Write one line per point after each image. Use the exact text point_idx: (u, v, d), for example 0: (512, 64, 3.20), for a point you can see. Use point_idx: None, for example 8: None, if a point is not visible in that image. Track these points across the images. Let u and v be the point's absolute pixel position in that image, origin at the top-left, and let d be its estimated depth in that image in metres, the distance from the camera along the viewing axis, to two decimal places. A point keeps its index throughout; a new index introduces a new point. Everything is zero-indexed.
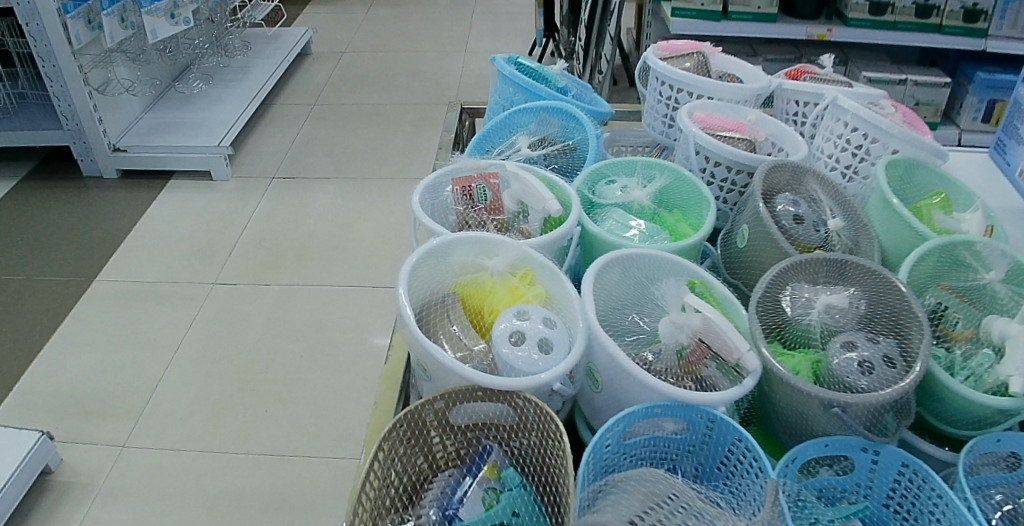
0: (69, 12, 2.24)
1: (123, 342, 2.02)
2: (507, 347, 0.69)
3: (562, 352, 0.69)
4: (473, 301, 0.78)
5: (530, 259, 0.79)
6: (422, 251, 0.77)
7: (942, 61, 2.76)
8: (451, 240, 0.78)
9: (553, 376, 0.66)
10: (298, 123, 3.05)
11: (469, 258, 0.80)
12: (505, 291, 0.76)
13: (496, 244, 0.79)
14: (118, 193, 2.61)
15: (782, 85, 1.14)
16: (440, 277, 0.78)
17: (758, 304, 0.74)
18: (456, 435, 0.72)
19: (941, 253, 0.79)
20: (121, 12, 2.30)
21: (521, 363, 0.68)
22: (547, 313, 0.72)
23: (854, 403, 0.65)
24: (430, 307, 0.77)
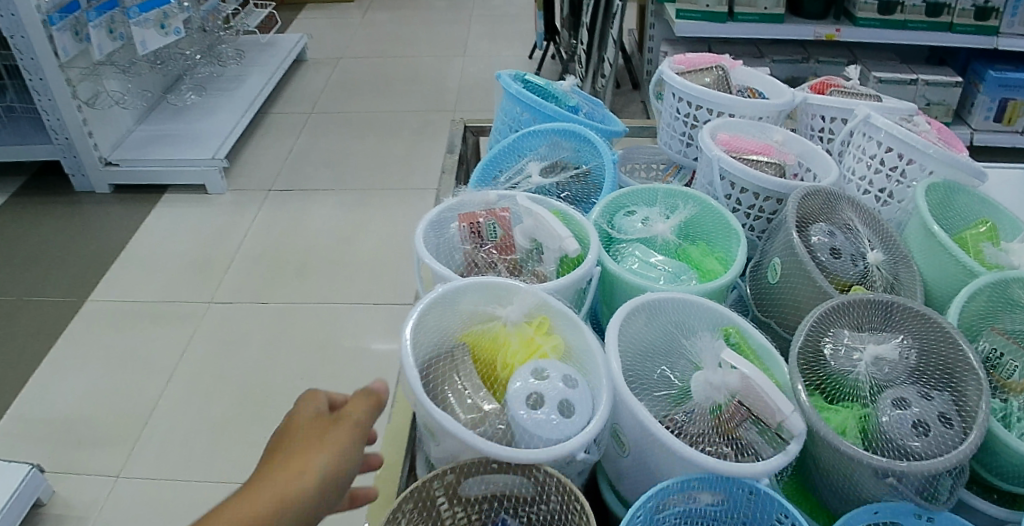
0: (54, 24, 2.14)
1: (117, 365, 1.95)
2: (524, 409, 0.61)
3: (585, 417, 0.61)
4: (484, 354, 0.70)
5: (547, 306, 0.71)
6: (430, 298, 0.69)
7: (952, 60, 2.68)
8: (461, 286, 0.71)
9: (578, 444, 0.58)
10: (294, 132, 2.98)
11: (480, 307, 0.72)
12: (520, 344, 0.69)
13: (510, 291, 0.72)
14: (111, 208, 2.54)
15: (807, 99, 1.06)
16: (449, 328, 0.71)
17: (799, 354, 0.67)
18: (470, 505, 0.66)
19: (993, 291, 0.72)
20: (108, 23, 2.23)
21: (542, 431, 0.60)
22: (568, 370, 0.64)
23: (910, 472, 0.57)
24: (437, 360, 0.69)
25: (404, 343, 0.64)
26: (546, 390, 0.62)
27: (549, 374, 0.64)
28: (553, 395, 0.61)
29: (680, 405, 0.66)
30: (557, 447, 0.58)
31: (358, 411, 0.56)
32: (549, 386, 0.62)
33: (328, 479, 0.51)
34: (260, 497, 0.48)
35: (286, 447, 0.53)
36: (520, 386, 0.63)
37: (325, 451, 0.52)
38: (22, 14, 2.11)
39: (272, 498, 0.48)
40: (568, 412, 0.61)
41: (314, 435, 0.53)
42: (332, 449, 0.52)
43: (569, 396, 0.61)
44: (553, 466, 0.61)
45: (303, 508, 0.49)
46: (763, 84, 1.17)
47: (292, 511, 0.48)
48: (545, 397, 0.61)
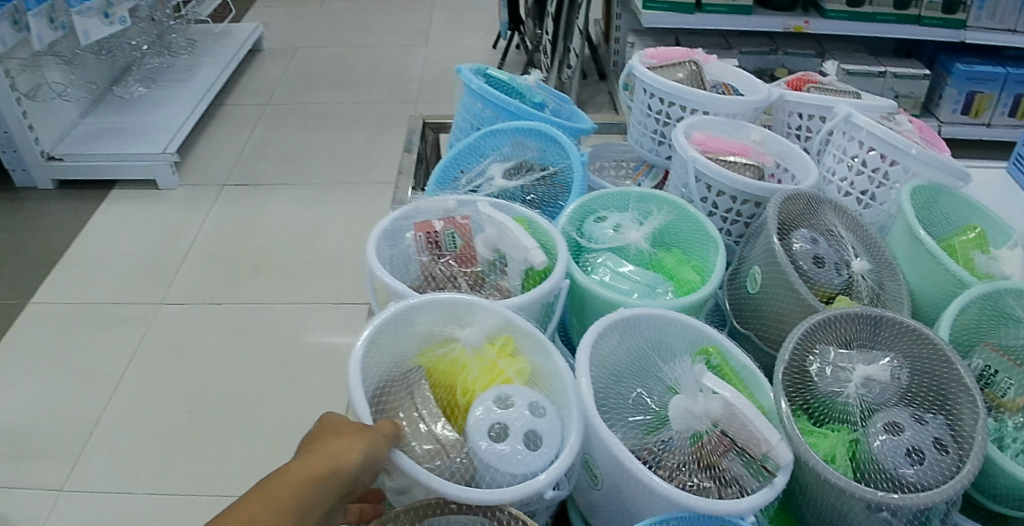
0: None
1: (59, 372, 1.84)
2: (485, 441, 0.53)
3: (553, 449, 0.54)
4: (443, 379, 0.63)
5: (512, 326, 0.64)
6: (380, 319, 0.62)
7: (919, 53, 2.68)
8: (416, 305, 0.64)
9: (548, 481, 0.51)
10: (250, 124, 2.86)
11: (437, 327, 0.65)
12: (482, 368, 0.62)
13: (471, 308, 0.65)
14: (54, 205, 2.40)
15: (783, 95, 1.02)
16: (402, 351, 0.63)
17: (785, 375, 0.62)
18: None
19: (984, 303, 0.68)
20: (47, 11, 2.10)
21: (507, 464, 0.52)
22: (535, 396, 0.58)
23: (905, 506, 0.53)
24: (389, 386, 0.61)
25: (350, 371, 0.57)
26: (511, 420, 0.55)
27: (514, 401, 0.57)
28: (518, 424, 0.55)
29: (655, 433, 0.61)
30: (523, 485, 0.51)
31: (389, 425, 0.53)
32: (514, 414, 0.55)
33: (366, 468, 0.50)
34: (308, 467, 0.48)
35: (331, 434, 0.52)
36: (481, 416, 0.55)
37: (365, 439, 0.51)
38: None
39: (317, 469, 0.48)
40: (536, 444, 0.54)
41: (355, 428, 0.52)
42: (370, 438, 0.51)
43: (536, 426, 0.55)
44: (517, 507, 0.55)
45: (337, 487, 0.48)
46: (736, 80, 1.12)
47: (335, 486, 0.48)
48: (510, 427, 0.54)
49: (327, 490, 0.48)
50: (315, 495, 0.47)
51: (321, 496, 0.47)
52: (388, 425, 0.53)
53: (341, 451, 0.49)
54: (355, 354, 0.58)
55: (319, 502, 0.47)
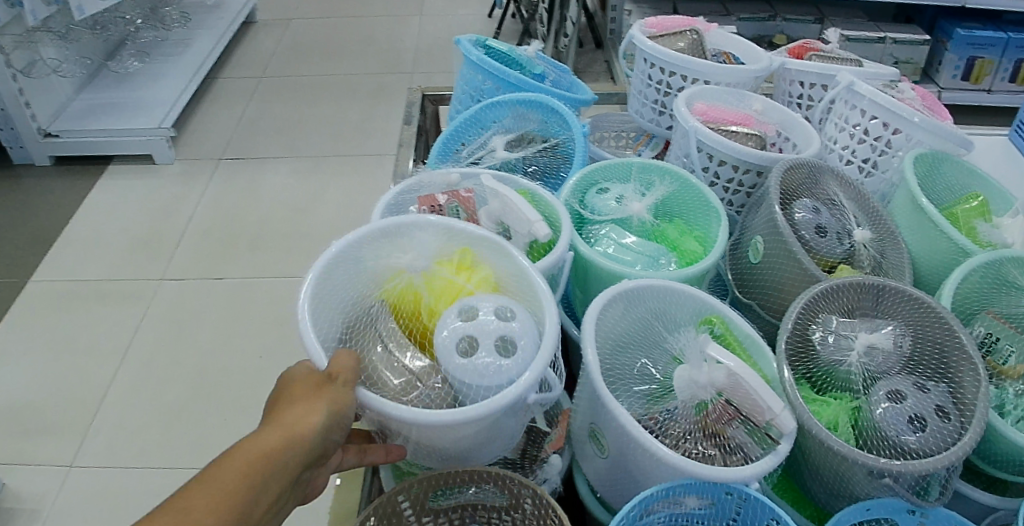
0: None
1: (64, 348, 1.85)
2: (456, 358, 0.53)
3: (528, 350, 0.53)
4: (405, 304, 0.62)
5: (465, 236, 0.63)
6: (320, 263, 0.58)
7: (919, 18, 2.65)
8: (357, 239, 0.61)
9: (523, 386, 0.51)
10: (245, 98, 2.83)
11: (383, 257, 0.62)
12: (442, 287, 0.61)
13: (413, 230, 0.63)
14: (51, 182, 2.39)
15: (785, 64, 1.01)
16: (355, 288, 0.61)
17: (789, 347, 0.62)
18: (439, 518, 0.61)
19: (986, 272, 0.68)
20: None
21: (482, 378, 0.52)
22: (499, 303, 0.57)
23: (906, 473, 0.54)
24: (351, 324, 0.60)
25: (302, 328, 0.53)
26: (479, 331, 0.54)
27: (478, 310, 0.56)
28: (487, 334, 0.53)
29: (660, 403, 0.62)
30: (498, 396, 0.50)
31: (347, 365, 0.51)
32: (480, 325, 0.54)
33: (331, 428, 0.49)
34: (266, 438, 0.46)
35: (287, 391, 0.49)
36: (448, 334, 0.55)
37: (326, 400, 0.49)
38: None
39: (277, 438, 0.46)
40: (508, 350, 0.53)
41: (315, 387, 0.49)
42: (330, 401, 0.49)
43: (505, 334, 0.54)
44: (529, 477, 0.57)
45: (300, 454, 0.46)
46: (737, 48, 1.11)
47: (297, 455, 0.46)
48: (479, 339, 0.54)
49: (293, 459, 0.46)
50: (278, 469, 0.45)
51: (285, 465, 0.45)
52: (343, 361, 0.51)
53: (302, 417, 0.47)
54: (303, 307, 0.55)
55: (284, 474, 0.45)
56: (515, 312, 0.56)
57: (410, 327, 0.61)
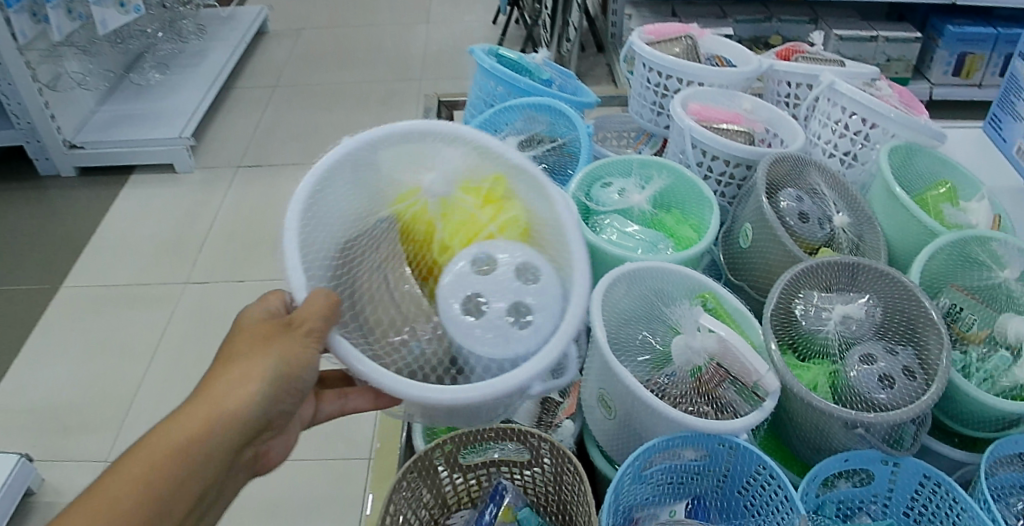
0: (10, 7, 2.08)
1: (97, 349, 1.94)
2: (463, 317, 0.52)
3: (544, 328, 0.51)
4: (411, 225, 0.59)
5: (500, 160, 0.60)
6: (332, 158, 0.55)
7: (911, 15, 2.72)
8: (377, 141, 0.57)
9: (530, 375, 0.49)
10: (260, 107, 2.93)
11: (400, 167, 0.59)
12: (460, 213, 0.59)
13: (441, 142, 0.59)
14: (77, 192, 2.49)
15: (773, 66, 1.09)
16: (361, 197, 0.57)
17: (773, 318, 0.70)
18: (467, 473, 0.69)
19: (953, 250, 0.74)
20: (66, 3, 2.16)
21: (486, 349, 0.50)
22: (522, 258, 0.54)
23: (877, 424, 0.62)
24: (353, 235, 0.57)
25: (287, 227, 0.51)
26: (492, 292, 0.52)
27: (497, 261, 0.54)
28: (498, 297, 0.52)
29: (662, 369, 0.70)
30: (503, 379, 0.48)
31: (320, 304, 0.49)
32: (498, 279, 0.53)
33: (271, 382, 0.53)
34: (189, 423, 0.51)
35: (236, 339, 0.54)
36: (460, 277, 0.53)
37: (271, 349, 0.53)
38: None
39: (201, 422, 0.51)
40: (518, 323, 0.51)
41: (265, 335, 0.53)
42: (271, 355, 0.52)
43: (520, 300, 0.52)
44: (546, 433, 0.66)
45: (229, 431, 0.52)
46: (729, 52, 1.20)
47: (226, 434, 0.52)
48: (489, 302, 0.52)
49: (223, 420, 0.51)
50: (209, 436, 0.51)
51: (217, 432, 0.51)
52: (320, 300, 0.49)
53: (228, 393, 0.52)
54: (295, 203, 0.52)
55: (215, 436, 0.51)
56: (538, 266, 0.54)
57: (415, 254, 0.58)
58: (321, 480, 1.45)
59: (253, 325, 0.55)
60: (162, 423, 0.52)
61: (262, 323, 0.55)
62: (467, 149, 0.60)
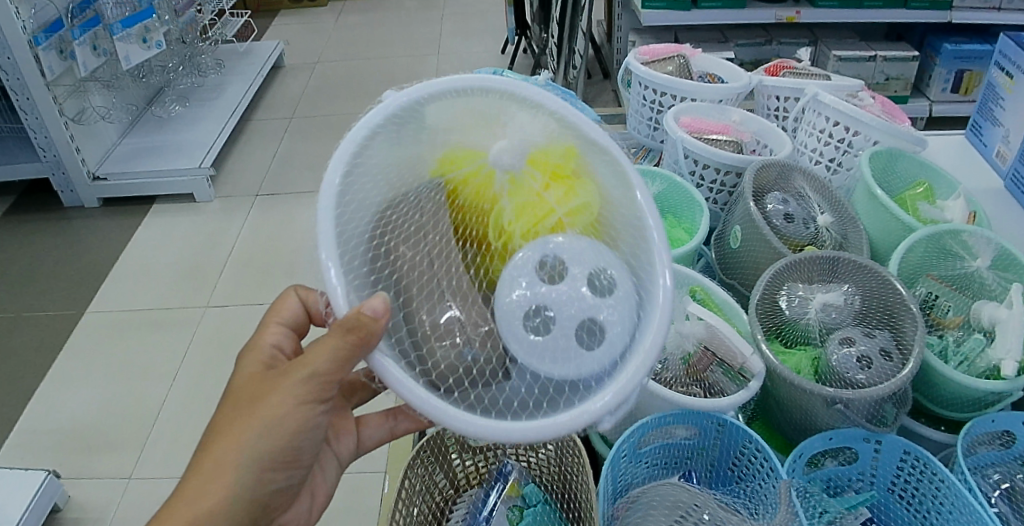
0: (40, 45, 2.16)
1: (120, 372, 2.01)
2: (526, 333, 0.48)
3: (614, 347, 0.48)
4: (466, 192, 0.56)
5: (574, 136, 0.56)
6: (380, 117, 0.51)
7: (909, 35, 2.79)
8: (435, 96, 0.53)
9: (598, 410, 0.46)
10: (277, 138, 3.04)
11: (461, 127, 0.55)
12: (526, 191, 0.55)
13: (512, 104, 0.54)
14: (101, 222, 2.59)
15: (762, 81, 1.16)
16: (408, 155, 0.54)
17: (757, 306, 0.75)
18: (477, 454, 0.75)
19: (929, 243, 0.79)
20: (92, 40, 2.26)
21: (547, 371, 0.48)
22: (596, 262, 0.50)
23: (855, 399, 0.66)
24: (398, 202, 0.54)
25: (322, 224, 0.46)
26: (564, 306, 0.48)
27: (568, 264, 0.50)
28: (569, 313, 0.48)
29: None
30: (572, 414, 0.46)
31: (357, 323, 0.46)
32: (570, 288, 0.48)
33: (268, 440, 0.54)
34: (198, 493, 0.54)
35: (230, 399, 0.57)
36: (523, 275, 0.49)
37: (265, 403, 0.54)
38: (6, 33, 2.13)
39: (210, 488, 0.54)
40: (586, 347, 0.48)
41: (258, 390, 0.55)
42: (266, 413, 0.54)
43: (591, 319, 0.48)
44: None
45: (241, 485, 0.55)
46: (721, 70, 1.26)
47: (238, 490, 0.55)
48: (557, 318, 0.48)
49: (224, 483, 0.54)
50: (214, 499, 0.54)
51: (230, 494, 0.54)
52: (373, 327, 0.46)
53: (228, 458, 0.54)
54: (332, 181, 0.48)
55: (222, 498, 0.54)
56: (613, 274, 0.50)
57: (469, 231, 0.56)
58: (337, 492, 1.49)
59: (247, 379, 0.58)
60: (171, 496, 0.55)
61: (255, 375, 0.58)
62: (541, 117, 0.55)
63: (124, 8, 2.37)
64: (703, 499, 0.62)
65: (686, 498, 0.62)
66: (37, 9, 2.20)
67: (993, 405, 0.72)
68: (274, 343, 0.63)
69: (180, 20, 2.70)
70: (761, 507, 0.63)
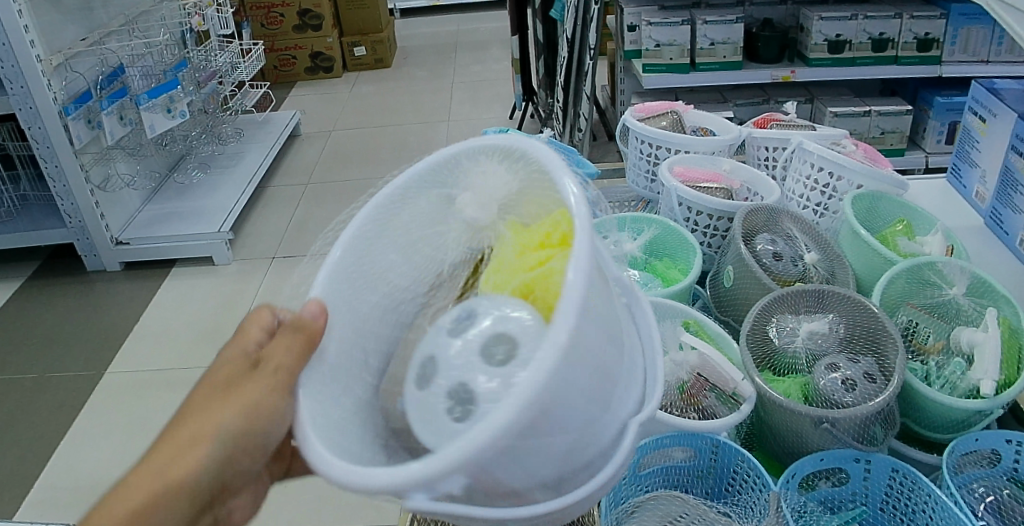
0: (69, 114, 2.26)
1: (138, 431, 2.04)
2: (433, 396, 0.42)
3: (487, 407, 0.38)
4: (486, 265, 0.56)
5: (540, 188, 0.51)
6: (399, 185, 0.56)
7: (902, 90, 2.88)
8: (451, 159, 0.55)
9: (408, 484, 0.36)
10: (293, 202, 3.15)
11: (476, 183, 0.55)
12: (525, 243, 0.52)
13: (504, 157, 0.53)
14: (123, 286, 2.68)
15: (750, 134, 1.23)
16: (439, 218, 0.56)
17: (746, 336, 0.80)
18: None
19: (908, 274, 0.85)
20: (119, 110, 2.36)
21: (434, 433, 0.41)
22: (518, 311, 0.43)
23: (841, 418, 0.70)
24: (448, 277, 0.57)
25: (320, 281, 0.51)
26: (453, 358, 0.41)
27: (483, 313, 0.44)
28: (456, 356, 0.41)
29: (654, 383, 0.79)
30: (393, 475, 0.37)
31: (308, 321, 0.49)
32: (467, 343, 0.42)
33: (228, 446, 0.51)
34: (133, 495, 0.48)
35: (193, 402, 0.53)
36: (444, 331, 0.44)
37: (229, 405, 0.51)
38: (39, 106, 2.24)
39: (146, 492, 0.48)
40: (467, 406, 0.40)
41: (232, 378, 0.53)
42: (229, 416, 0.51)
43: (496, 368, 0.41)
44: None
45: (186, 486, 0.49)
46: (714, 124, 1.34)
47: (180, 497, 0.49)
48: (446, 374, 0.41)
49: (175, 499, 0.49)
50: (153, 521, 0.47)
51: (167, 504, 0.49)
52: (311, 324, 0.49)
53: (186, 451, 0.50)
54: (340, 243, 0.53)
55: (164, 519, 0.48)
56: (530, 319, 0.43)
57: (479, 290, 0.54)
58: None
59: (224, 373, 0.54)
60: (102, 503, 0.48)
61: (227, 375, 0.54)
62: (508, 173, 0.53)
63: (150, 80, 2.52)
64: (693, 506, 0.70)
65: (676, 508, 0.69)
66: (69, 81, 2.32)
67: (978, 423, 0.75)
68: (257, 342, 0.56)
69: (203, 91, 2.85)
70: (751, 515, 0.69)
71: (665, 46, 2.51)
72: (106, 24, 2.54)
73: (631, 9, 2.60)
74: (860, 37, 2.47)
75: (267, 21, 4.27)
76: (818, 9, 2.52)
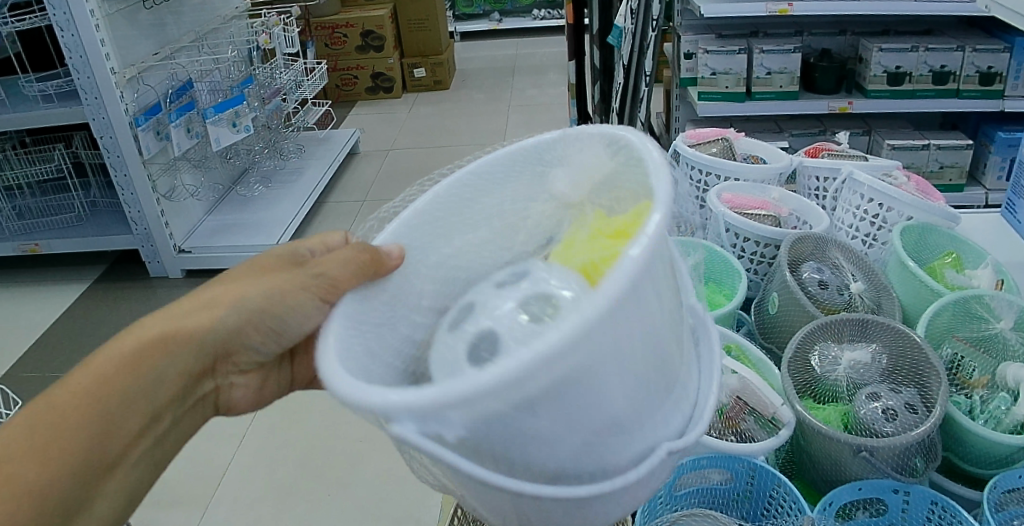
0: (139, 125, 2.36)
1: None
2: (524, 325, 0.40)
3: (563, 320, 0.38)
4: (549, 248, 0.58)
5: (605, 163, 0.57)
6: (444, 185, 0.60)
7: (964, 124, 2.79)
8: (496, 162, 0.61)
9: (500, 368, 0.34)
10: (348, 219, 3.10)
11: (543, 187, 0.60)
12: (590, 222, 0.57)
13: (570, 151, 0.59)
14: (182, 291, 2.62)
15: (802, 162, 1.23)
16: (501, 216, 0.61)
17: (788, 364, 0.81)
18: None
19: (955, 306, 0.85)
20: (186, 123, 2.50)
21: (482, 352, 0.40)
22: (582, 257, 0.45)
23: (880, 447, 0.70)
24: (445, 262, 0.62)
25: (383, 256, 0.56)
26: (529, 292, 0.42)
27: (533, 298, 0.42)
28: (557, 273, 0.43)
29: None
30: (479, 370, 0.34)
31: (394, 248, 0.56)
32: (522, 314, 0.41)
33: (242, 326, 0.61)
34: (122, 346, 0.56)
35: (208, 289, 0.63)
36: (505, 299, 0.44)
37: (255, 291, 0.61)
38: (111, 117, 2.33)
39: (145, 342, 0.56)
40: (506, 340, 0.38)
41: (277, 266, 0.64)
42: (244, 311, 0.61)
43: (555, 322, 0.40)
44: None
45: (165, 365, 0.57)
46: (764, 152, 1.35)
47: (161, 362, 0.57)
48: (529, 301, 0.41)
49: (178, 368, 0.58)
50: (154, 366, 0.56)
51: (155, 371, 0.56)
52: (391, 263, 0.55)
53: (188, 321, 0.60)
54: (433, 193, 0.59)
55: (166, 369, 0.57)
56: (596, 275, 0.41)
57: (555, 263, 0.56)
58: None
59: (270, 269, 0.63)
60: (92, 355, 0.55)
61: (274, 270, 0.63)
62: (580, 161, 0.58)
63: (217, 95, 2.65)
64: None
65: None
66: (140, 94, 2.42)
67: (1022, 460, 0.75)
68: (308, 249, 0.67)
69: (267, 107, 2.99)
70: None
71: (722, 74, 2.52)
72: (178, 39, 2.67)
73: (688, 37, 2.60)
74: (921, 69, 2.43)
75: (331, 41, 4.42)
76: (877, 40, 2.49)
